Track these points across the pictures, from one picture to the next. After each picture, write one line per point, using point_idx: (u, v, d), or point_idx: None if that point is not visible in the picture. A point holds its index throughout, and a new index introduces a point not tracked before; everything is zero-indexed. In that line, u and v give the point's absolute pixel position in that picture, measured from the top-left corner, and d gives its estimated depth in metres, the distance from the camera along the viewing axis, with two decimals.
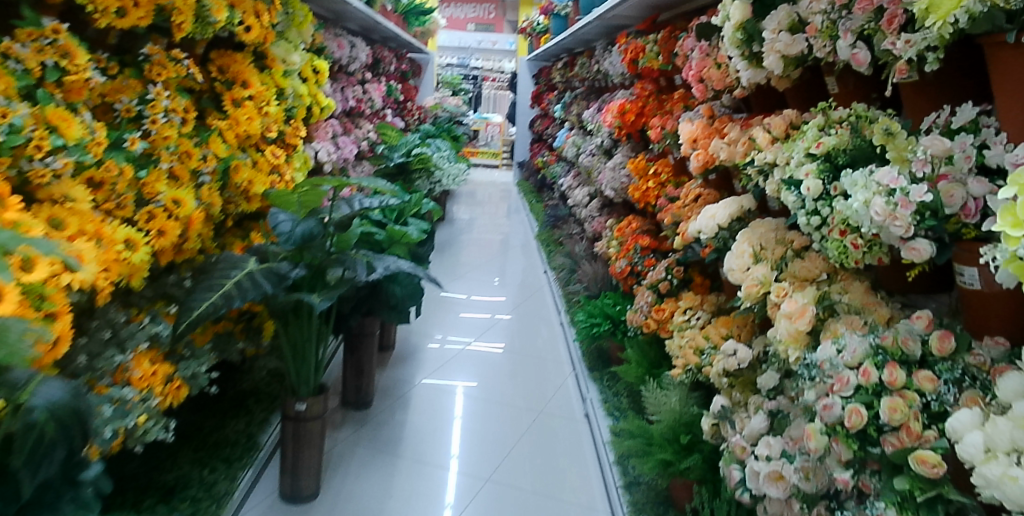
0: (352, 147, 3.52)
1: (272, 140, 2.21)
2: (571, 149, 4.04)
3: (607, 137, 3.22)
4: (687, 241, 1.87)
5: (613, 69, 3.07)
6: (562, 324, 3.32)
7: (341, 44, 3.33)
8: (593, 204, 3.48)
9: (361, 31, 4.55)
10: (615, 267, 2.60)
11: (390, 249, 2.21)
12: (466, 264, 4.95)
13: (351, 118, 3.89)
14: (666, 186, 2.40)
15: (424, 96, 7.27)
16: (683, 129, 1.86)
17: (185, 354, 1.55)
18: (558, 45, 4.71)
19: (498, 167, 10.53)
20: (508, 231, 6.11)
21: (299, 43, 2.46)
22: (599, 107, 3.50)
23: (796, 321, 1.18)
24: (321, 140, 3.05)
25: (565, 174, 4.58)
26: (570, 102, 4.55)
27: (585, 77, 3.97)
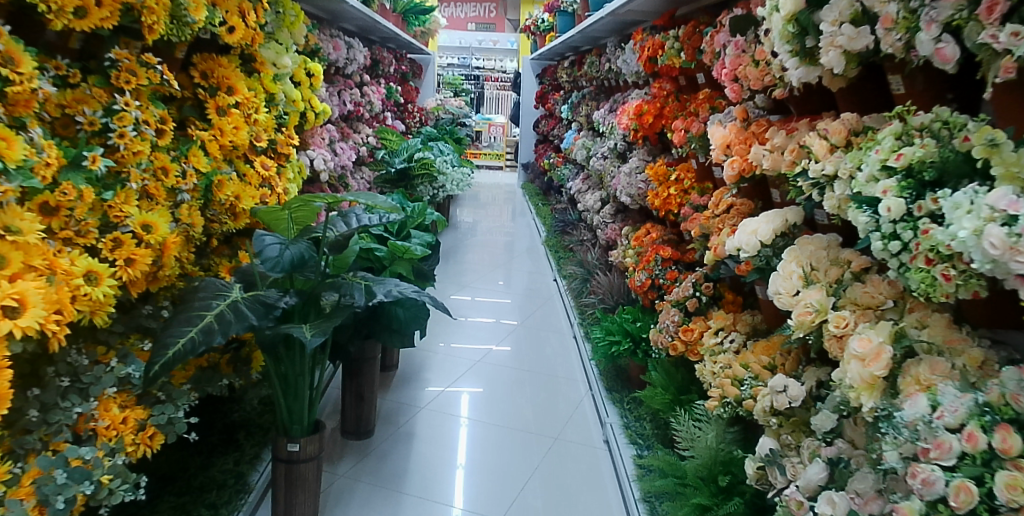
0: (350, 154, 3.35)
1: (262, 150, 2.03)
2: (580, 151, 3.87)
3: (621, 140, 3.04)
4: (720, 255, 1.70)
5: (627, 67, 2.90)
6: (574, 337, 3.14)
7: (338, 45, 3.16)
8: (605, 210, 3.30)
9: (359, 31, 4.38)
10: (634, 280, 2.42)
11: (392, 266, 2.02)
12: (472, 268, 4.77)
13: (350, 122, 3.72)
14: (689, 193, 2.22)
15: (425, 97, 7.09)
16: (715, 133, 1.68)
17: (161, 397, 1.38)
18: (565, 43, 4.53)
19: (501, 168, 10.34)
20: (514, 234, 5.93)
21: (291, 45, 2.29)
22: (611, 108, 3.32)
23: (871, 364, 1.01)
24: (318, 146, 2.87)
25: (574, 177, 4.40)
26: (578, 102, 4.37)
27: (594, 76, 3.79)
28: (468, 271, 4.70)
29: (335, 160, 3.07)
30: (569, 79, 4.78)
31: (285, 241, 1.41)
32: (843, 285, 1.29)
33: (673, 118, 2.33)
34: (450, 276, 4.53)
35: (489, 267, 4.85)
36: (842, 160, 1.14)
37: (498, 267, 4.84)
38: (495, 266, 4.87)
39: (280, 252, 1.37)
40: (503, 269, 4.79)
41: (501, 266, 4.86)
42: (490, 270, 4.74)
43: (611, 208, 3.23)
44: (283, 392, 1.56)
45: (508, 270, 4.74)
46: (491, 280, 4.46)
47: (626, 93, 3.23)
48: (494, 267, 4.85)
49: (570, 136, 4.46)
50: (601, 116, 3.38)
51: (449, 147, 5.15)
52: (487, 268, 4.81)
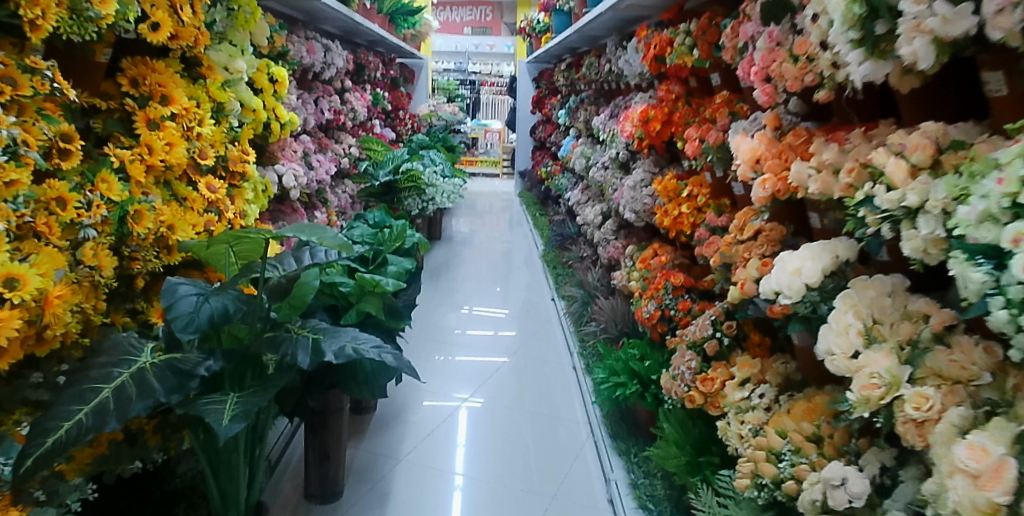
0: (327, 167, 3.05)
1: (208, 169, 1.74)
2: (579, 160, 3.58)
3: (623, 149, 2.75)
4: (748, 293, 1.43)
5: (631, 68, 2.60)
6: (575, 367, 2.83)
7: (311, 47, 2.87)
8: (607, 225, 3.00)
9: (342, 33, 4.09)
10: (640, 311, 2.13)
11: (359, 303, 1.71)
12: (466, 281, 4.47)
13: (329, 131, 3.43)
14: (704, 212, 1.93)
15: (417, 103, 6.81)
16: (742, 146, 1.39)
17: (48, 494, 1.09)
18: (561, 44, 4.25)
19: (498, 176, 10.03)
20: (510, 244, 5.63)
21: (247, 46, 2.00)
22: (612, 114, 3.03)
23: (990, 486, 0.73)
24: (287, 160, 2.58)
25: (572, 186, 4.12)
26: (576, 106, 4.08)
27: (593, 78, 3.50)
28: (462, 283, 4.40)
29: (310, 175, 2.78)
30: (566, 83, 4.49)
31: (202, 294, 1.12)
32: (919, 348, 1.01)
33: (685, 125, 2.04)
34: (442, 290, 4.23)
35: (484, 278, 4.55)
36: (932, 188, 0.86)
37: (493, 279, 4.54)
38: (490, 278, 4.57)
39: (193, 310, 1.08)
40: (498, 281, 4.49)
41: (497, 278, 4.56)
42: (485, 283, 4.43)
43: (614, 224, 2.94)
44: (217, 469, 1.30)
45: (504, 283, 4.43)
46: (485, 294, 4.15)
47: (630, 97, 2.94)
48: (490, 279, 4.54)
49: (568, 144, 4.17)
50: (601, 122, 3.09)
51: (440, 157, 4.84)
52: (482, 280, 4.50)
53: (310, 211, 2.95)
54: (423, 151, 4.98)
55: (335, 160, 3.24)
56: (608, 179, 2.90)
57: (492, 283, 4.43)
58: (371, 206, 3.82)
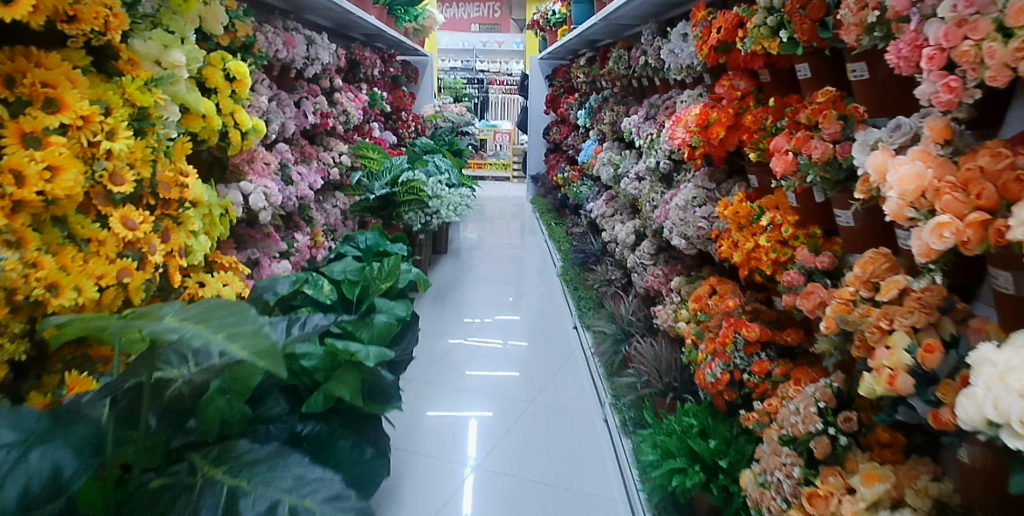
0: (312, 181, 2.59)
1: (124, 199, 1.28)
2: (605, 169, 3.09)
3: (665, 158, 2.27)
4: (897, 388, 0.99)
5: (676, 60, 2.12)
6: (606, 419, 2.34)
7: (290, 39, 2.41)
8: (642, 248, 2.53)
9: (334, 26, 3.63)
10: (701, 374, 1.65)
11: (327, 384, 1.23)
12: (477, 295, 3.98)
13: (317, 138, 2.98)
14: (794, 248, 1.46)
15: (422, 104, 6.33)
16: (898, 172, 0.92)
17: None
18: (580, 35, 3.76)
19: (507, 179, 9.50)
20: (522, 254, 5.14)
21: (189, 34, 1.53)
22: (648, 116, 2.55)
23: None
24: (258, 175, 2.12)
25: (594, 196, 3.64)
26: (599, 105, 3.60)
27: (620, 74, 3.01)
28: (472, 299, 3.92)
29: (288, 193, 2.32)
30: (586, 80, 4.01)
31: (20, 447, 0.76)
32: None
33: (762, 131, 1.55)
34: (450, 306, 3.75)
35: (497, 293, 4.06)
36: None
37: (506, 294, 4.04)
38: (503, 292, 4.08)
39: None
40: (512, 296, 3.99)
41: (510, 293, 4.07)
42: (497, 298, 3.94)
43: (652, 246, 2.45)
44: None
45: (518, 299, 3.94)
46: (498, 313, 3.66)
47: (671, 95, 2.46)
48: (503, 294, 4.04)
49: (590, 147, 3.69)
50: (634, 125, 2.60)
51: (446, 163, 4.37)
52: (494, 295, 4.01)
53: (290, 234, 2.49)
54: (427, 158, 4.52)
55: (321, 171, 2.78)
56: (645, 194, 2.42)
57: (505, 298, 3.94)
58: (368, 222, 3.34)
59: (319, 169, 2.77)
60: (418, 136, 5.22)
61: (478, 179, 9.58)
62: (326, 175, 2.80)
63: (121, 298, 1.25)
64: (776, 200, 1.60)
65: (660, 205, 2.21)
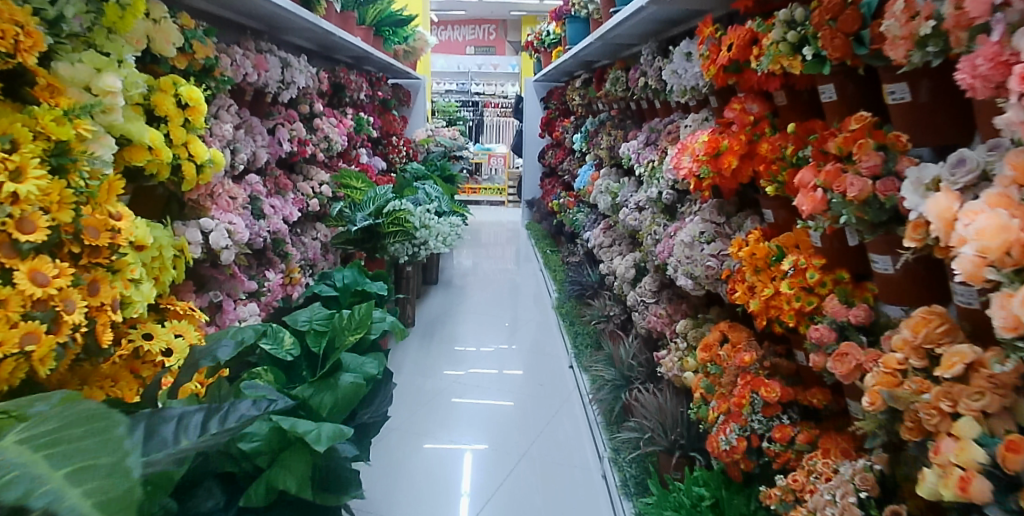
0: (287, 213, 2.39)
1: (34, 248, 1.08)
2: (602, 197, 2.90)
3: (668, 188, 2.08)
4: (973, 496, 0.78)
5: (682, 81, 1.95)
6: (606, 474, 2.11)
7: (262, 61, 2.24)
8: (643, 285, 2.33)
9: (319, 48, 3.48)
10: (714, 440, 1.43)
11: (268, 473, 1.04)
12: (470, 326, 3.76)
13: (296, 167, 2.80)
14: (823, 296, 1.28)
15: (414, 127, 6.19)
16: (977, 223, 0.73)
17: None
18: (576, 56, 3.60)
19: (503, 203, 9.33)
20: (517, 281, 4.93)
21: (128, 54, 1.35)
22: (649, 142, 2.37)
23: None
24: (221, 209, 1.93)
25: (591, 224, 3.46)
26: (595, 129, 3.43)
27: (618, 96, 2.85)
28: (464, 330, 3.69)
29: (257, 228, 2.12)
30: (582, 103, 3.85)
31: None
32: None
33: (781, 161, 1.39)
34: (440, 339, 3.52)
35: (490, 322, 3.83)
36: None
37: (500, 324, 3.82)
38: (497, 322, 3.85)
39: None
40: (506, 326, 3.77)
41: (504, 323, 3.84)
42: (491, 328, 3.72)
43: (655, 283, 2.25)
44: None
45: (512, 329, 3.71)
46: (491, 346, 3.44)
47: (672, 120, 2.28)
48: (497, 323, 3.82)
49: (587, 173, 3.51)
50: (634, 152, 2.42)
51: (436, 190, 4.19)
52: (488, 325, 3.78)
53: (259, 272, 2.29)
54: (416, 184, 4.34)
55: (298, 202, 2.59)
56: (646, 226, 2.23)
57: (499, 329, 3.72)
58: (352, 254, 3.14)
59: (295, 199, 2.57)
60: (409, 160, 5.05)
61: (473, 202, 9.41)
62: (303, 205, 2.61)
63: (26, 368, 1.05)
64: (796, 238, 1.42)
65: (663, 240, 2.01)
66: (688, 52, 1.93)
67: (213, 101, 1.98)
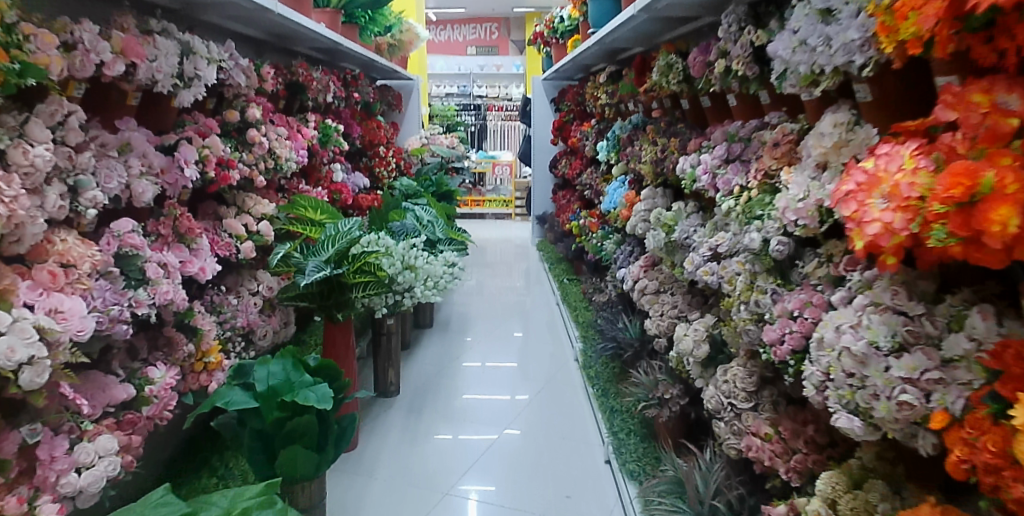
0: (206, 269, 1.67)
1: None
2: (654, 233, 2.02)
3: (780, 232, 1.28)
4: None
5: (816, 58, 1.14)
6: None
7: (138, 52, 1.43)
8: (727, 373, 1.53)
9: (269, 36, 2.71)
10: None
11: None
12: (474, 382, 2.82)
13: (227, 197, 2.04)
14: None
15: (407, 134, 5.42)
16: None
17: None
18: (601, 42, 2.81)
19: (510, 216, 8.51)
20: (529, 311, 4.07)
21: None
22: (729, 156, 1.57)
23: None
24: (40, 289, 1.14)
25: (623, 256, 2.68)
26: (629, 135, 2.62)
27: (667, 92, 2.06)
28: (467, 388, 2.77)
29: (122, 307, 1.32)
30: (608, 102, 3.04)
31: None
32: None
33: None
34: (431, 405, 2.61)
35: (499, 375, 2.90)
36: None
37: (512, 377, 2.89)
38: (506, 374, 2.93)
39: None
40: (520, 382, 2.84)
41: (516, 376, 2.92)
42: (502, 387, 2.79)
43: (751, 376, 1.45)
44: None
45: (527, 387, 2.79)
46: (500, 417, 2.51)
47: (772, 125, 1.48)
48: (507, 377, 2.90)
49: (617, 192, 2.71)
50: (705, 170, 1.62)
51: (429, 213, 3.41)
52: (496, 380, 2.86)
53: (144, 367, 1.52)
54: (405, 206, 3.57)
55: (225, 247, 1.88)
56: (736, 287, 1.43)
57: (510, 387, 2.78)
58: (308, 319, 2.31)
59: (219, 244, 1.87)
60: (399, 175, 4.30)
61: (477, 216, 8.62)
62: (231, 251, 1.90)
63: None
64: None
65: (779, 322, 1.23)
66: (825, 8, 1.15)
67: (34, 107, 1.21)
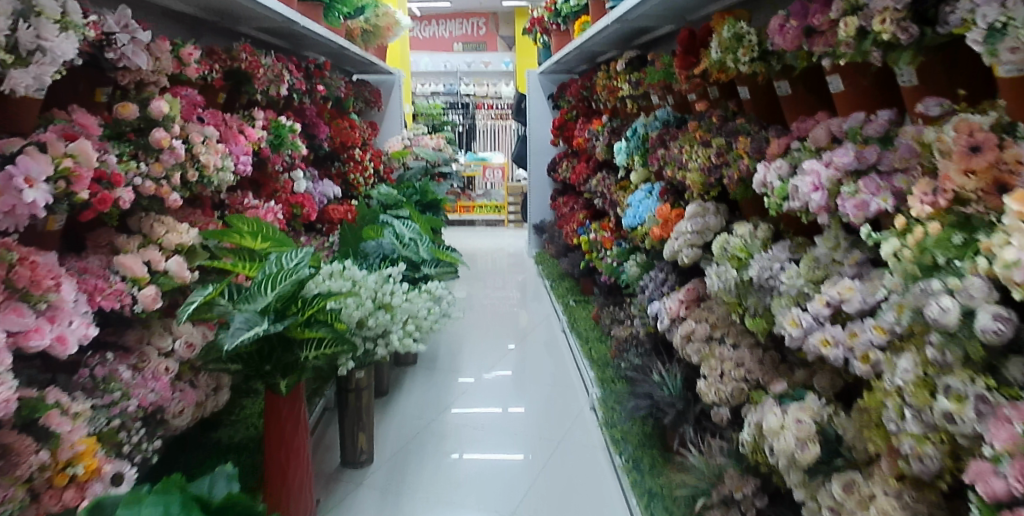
0: (68, 337, 1.12)
1: None
2: (714, 270, 1.48)
3: (994, 302, 0.76)
4: None
5: None
6: None
7: None
8: (867, 503, 0.98)
9: (203, 11, 2.14)
10: None
11: None
12: (466, 446, 2.21)
13: (127, 221, 1.49)
14: None
15: (388, 135, 4.84)
16: None
17: None
18: (623, 21, 2.27)
19: (502, 223, 7.94)
20: (528, 334, 3.47)
21: None
22: (858, 165, 1.03)
23: None
24: None
25: (651, 284, 2.12)
26: (660, 134, 2.07)
27: (723, 75, 1.52)
28: (455, 453, 2.16)
29: None
30: (631, 93, 2.48)
31: None
32: None
33: None
34: (411, 478, 2.00)
35: (495, 433, 2.29)
36: None
37: (514, 436, 2.28)
38: (505, 430, 2.32)
39: None
40: (524, 443, 2.22)
41: (518, 432, 2.31)
42: (501, 451, 2.17)
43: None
44: None
45: (532, 450, 2.17)
46: (501, 494, 1.91)
47: (933, 119, 0.95)
48: (505, 436, 2.29)
49: (643, 204, 2.18)
50: (816, 185, 1.08)
51: (412, 228, 2.84)
52: (494, 441, 2.24)
53: None
54: (383, 219, 2.99)
55: (112, 296, 1.30)
56: (892, 376, 0.91)
57: (510, 451, 2.17)
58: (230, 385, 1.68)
59: (104, 293, 1.29)
60: (376, 181, 3.74)
61: (467, 223, 8.04)
62: (122, 301, 1.32)
63: None
64: None
65: (1015, 466, 0.69)
66: None
67: None
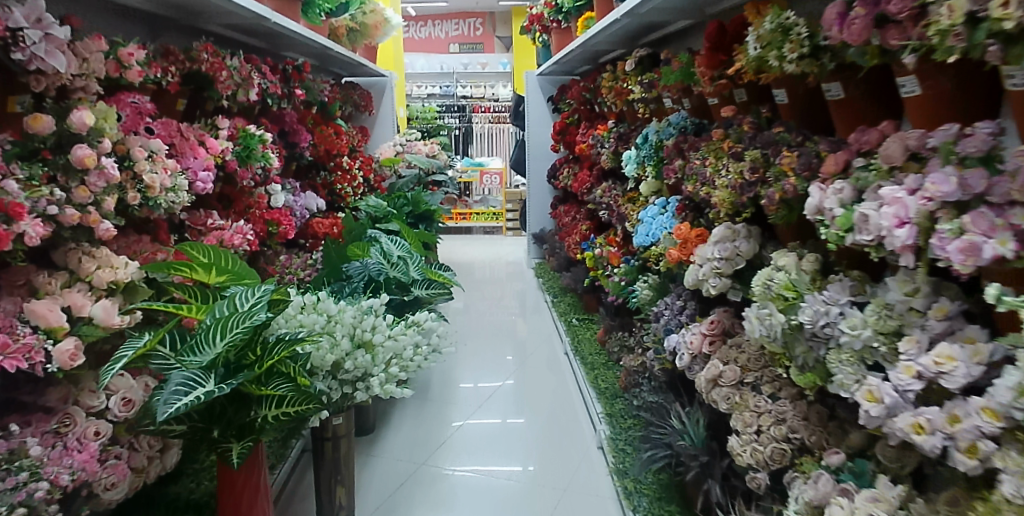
0: None
1: None
2: (756, 310, 1.22)
3: None
4: None
5: None
6: None
7: None
8: None
9: (161, 7, 1.90)
10: None
11: None
12: (456, 495, 1.94)
13: (51, 254, 1.25)
14: None
15: (379, 140, 4.59)
16: None
17: None
18: (635, 16, 2.03)
19: (500, 230, 7.69)
20: (526, 352, 3.20)
21: None
22: (960, 195, 0.80)
23: None
24: None
25: (666, 312, 1.88)
26: (675, 142, 1.83)
27: (761, 75, 1.28)
28: (444, 504, 1.90)
29: None
30: (642, 96, 2.23)
31: None
32: None
33: None
34: None
35: (488, 479, 2.03)
36: None
37: (509, 484, 2.00)
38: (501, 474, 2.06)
39: None
40: (521, 492, 1.96)
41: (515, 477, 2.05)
42: (495, 502, 1.91)
43: None
44: None
45: (531, 500, 1.91)
46: None
47: None
48: (500, 482, 2.02)
49: (655, 222, 1.94)
50: (900, 218, 0.86)
51: (402, 244, 2.59)
52: (486, 490, 1.97)
53: None
54: (370, 234, 2.74)
55: (18, 353, 1.05)
56: None
57: (507, 503, 1.90)
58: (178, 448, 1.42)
59: (9, 350, 1.04)
60: (365, 192, 3.50)
61: (464, 231, 7.80)
62: (32, 358, 1.07)
63: None
64: None
65: None
66: None
67: None
